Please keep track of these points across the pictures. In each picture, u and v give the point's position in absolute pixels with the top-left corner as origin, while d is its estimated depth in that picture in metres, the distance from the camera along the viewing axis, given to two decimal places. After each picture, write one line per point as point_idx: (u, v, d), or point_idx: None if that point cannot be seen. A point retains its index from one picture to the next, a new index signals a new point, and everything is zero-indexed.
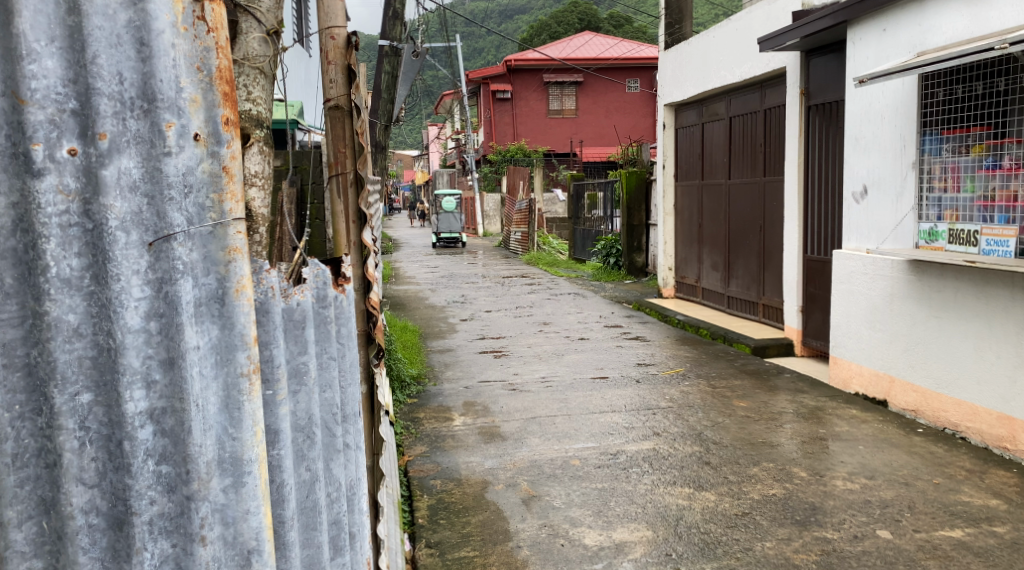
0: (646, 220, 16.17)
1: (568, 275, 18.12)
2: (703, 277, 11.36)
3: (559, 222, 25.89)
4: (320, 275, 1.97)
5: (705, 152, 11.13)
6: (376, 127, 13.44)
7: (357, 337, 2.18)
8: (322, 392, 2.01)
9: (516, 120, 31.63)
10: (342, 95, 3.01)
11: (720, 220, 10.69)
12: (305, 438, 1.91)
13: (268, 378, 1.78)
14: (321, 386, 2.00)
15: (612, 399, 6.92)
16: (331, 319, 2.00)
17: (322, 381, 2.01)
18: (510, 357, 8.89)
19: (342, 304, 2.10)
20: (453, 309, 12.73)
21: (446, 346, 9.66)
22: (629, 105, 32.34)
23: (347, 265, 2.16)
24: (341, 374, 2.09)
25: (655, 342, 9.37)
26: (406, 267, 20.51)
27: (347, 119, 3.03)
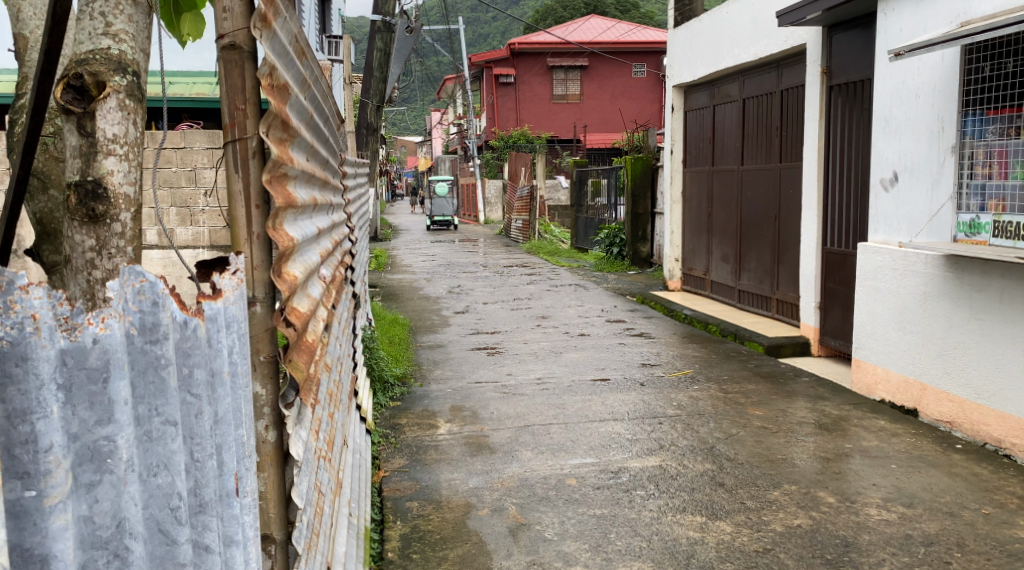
0: (652, 208, 15.51)
1: (570, 264, 17.48)
2: (712, 269, 10.71)
3: (562, 210, 25.22)
4: (147, 294, 1.45)
5: (715, 137, 10.49)
6: (369, 107, 12.86)
7: (230, 386, 1.65)
8: (152, 478, 1.48)
9: (519, 105, 30.94)
10: (241, 30, 2.23)
11: (731, 209, 10.05)
12: (111, 556, 1.40)
13: (27, 473, 1.28)
14: (149, 470, 1.47)
15: (614, 406, 6.27)
16: (166, 364, 1.47)
17: (154, 461, 1.48)
18: (505, 355, 8.24)
19: (196, 334, 1.56)
20: (447, 300, 12.07)
21: (437, 341, 9.02)
22: (635, 91, 31.63)
23: (219, 279, 1.64)
24: (199, 448, 1.55)
25: (660, 339, 8.72)
26: (401, 255, 19.84)
27: (248, 63, 2.25)
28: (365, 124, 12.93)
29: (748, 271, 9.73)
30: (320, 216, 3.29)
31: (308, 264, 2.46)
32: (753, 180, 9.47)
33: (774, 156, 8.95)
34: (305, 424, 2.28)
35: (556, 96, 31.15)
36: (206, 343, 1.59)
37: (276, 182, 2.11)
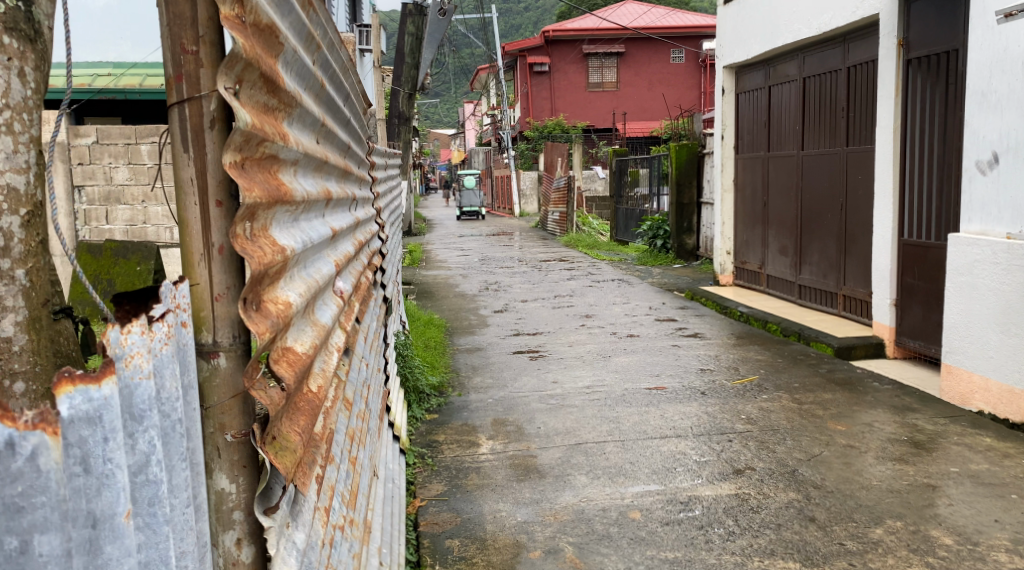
0: (698, 198, 14.83)
1: (611, 258, 16.81)
2: (768, 263, 10.04)
3: (600, 202, 24.48)
4: None
5: (772, 120, 9.78)
6: (401, 95, 12.47)
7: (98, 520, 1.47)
8: None
9: (554, 93, 30.31)
10: None
11: (791, 198, 9.36)
12: None
13: None
14: None
15: (676, 421, 5.61)
16: None
17: None
18: (549, 359, 7.61)
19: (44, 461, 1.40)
20: (485, 298, 11.46)
21: (475, 343, 8.40)
22: (673, 77, 30.87)
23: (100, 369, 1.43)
24: None
25: (716, 341, 8.03)
26: (436, 250, 19.26)
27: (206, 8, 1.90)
28: (397, 114, 12.59)
29: (809, 265, 9.02)
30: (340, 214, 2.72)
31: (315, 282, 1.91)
32: (816, 166, 8.78)
33: (838, 140, 8.25)
34: (304, 513, 1.77)
35: (592, 84, 30.45)
36: (62, 473, 1.42)
37: (254, 169, 1.56)
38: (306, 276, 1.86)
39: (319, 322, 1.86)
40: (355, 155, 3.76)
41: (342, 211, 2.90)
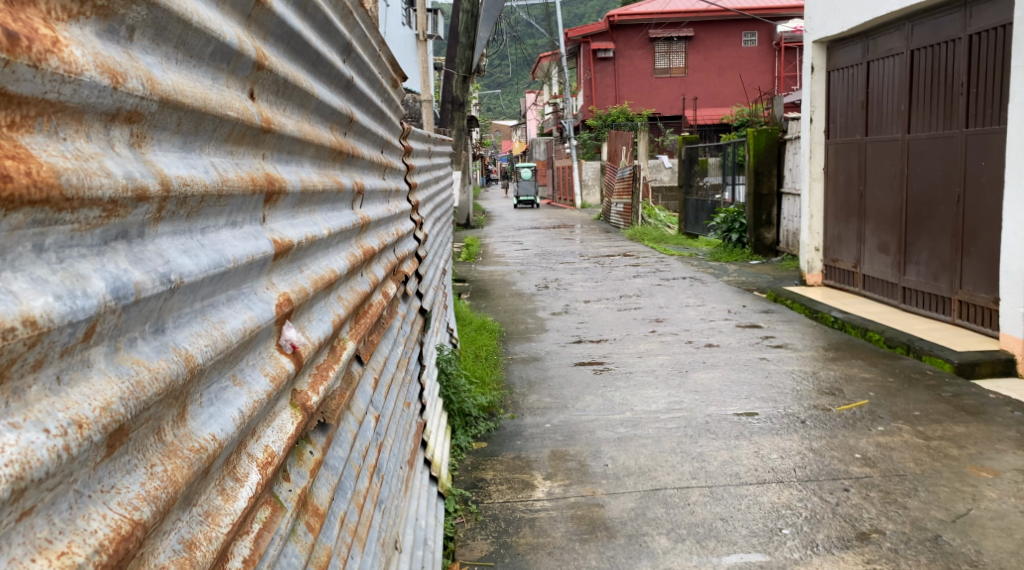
0: (778, 188, 13.99)
1: (681, 253, 15.84)
2: (864, 262, 9.28)
3: (666, 192, 23.54)
4: None
5: (872, 99, 8.98)
6: (455, 79, 11.70)
7: None
8: None
9: (618, 80, 29.50)
10: None
11: (893, 188, 8.50)
12: None
13: None
14: None
15: (774, 462, 4.61)
16: None
17: None
18: (617, 372, 6.65)
19: None
20: (544, 298, 10.53)
21: (532, 352, 7.48)
22: (744, 61, 29.79)
23: None
24: None
25: (809, 356, 6.97)
26: (494, 244, 18.38)
27: None
28: (450, 98, 11.81)
29: (910, 265, 8.14)
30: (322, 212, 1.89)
31: (160, 370, 1.08)
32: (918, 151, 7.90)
33: (941, 123, 7.38)
34: None
35: (659, 69, 29.43)
36: None
37: None
38: (126, 371, 1.02)
39: (172, 458, 1.08)
40: (374, 135, 2.94)
41: (340, 209, 2.10)
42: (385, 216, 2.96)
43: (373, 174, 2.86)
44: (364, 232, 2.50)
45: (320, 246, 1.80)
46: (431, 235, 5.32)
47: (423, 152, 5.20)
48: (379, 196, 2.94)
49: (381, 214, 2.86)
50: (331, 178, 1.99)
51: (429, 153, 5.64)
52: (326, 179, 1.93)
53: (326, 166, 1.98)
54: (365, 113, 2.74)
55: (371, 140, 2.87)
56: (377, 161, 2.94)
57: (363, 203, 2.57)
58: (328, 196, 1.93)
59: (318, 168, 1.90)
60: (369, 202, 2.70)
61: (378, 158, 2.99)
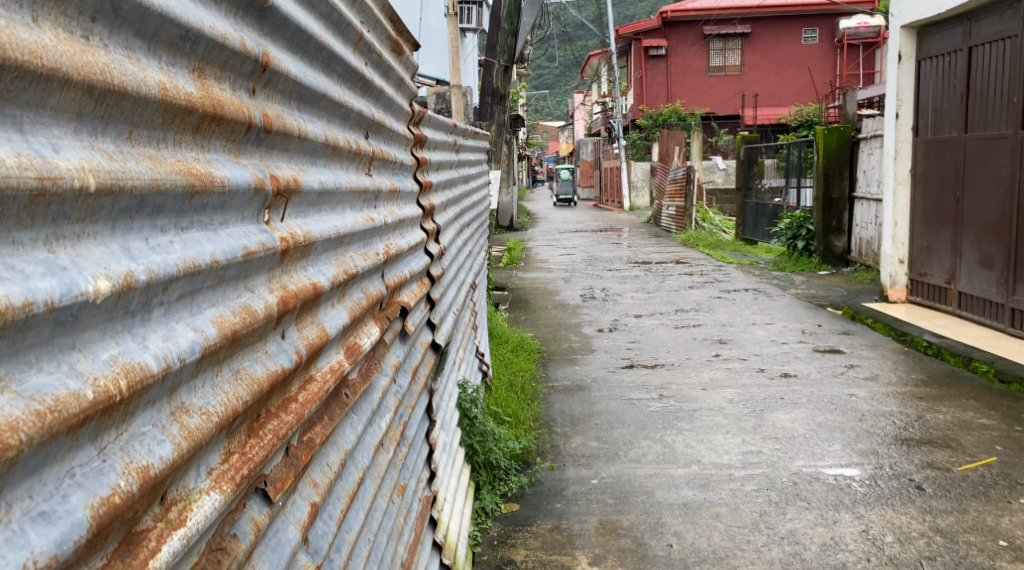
0: (849, 191, 13.09)
1: (740, 261, 14.74)
2: (958, 277, 8.49)
3: (720, 194, 22.38)
4: None
5: (972, 90, 8.31)
6: (496, 69, 10.76)
7: None
8: None
9: (670, 78, 28.45)
10: None
11: (1000, 192, 7.83)
12: None
13: None
14: None
15: (892, 550, 3.50)
16: None
17: None
18: (679, 406, 5.60)
19: None
20: (590, 310, 9.50)
21: (578, 377, 6.46)
22: (803, 59, 28.62)
23: None
24: None
25: (908, 394, 5.85)
26: (538, 248, 17.39)
27: None
28: (489, 90, 10.80)
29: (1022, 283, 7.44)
30: (54, 245, 0.92)
31: None
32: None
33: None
34: None
35: (713, 68, 28.38)
36: None
37: None
38: None
39: None
40: (344, 106, 1.91)
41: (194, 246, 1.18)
42: (359, 228, 1.93)
43: (332, 166, 1.82)
44: (297, 264, 1.52)
45: (16, 337, 0.84)
46: (455, 245, 4.31)
47: (447, 145, 4.20)
48: (349, 197, 1.92)
49: (345, 227, 1.82)
50: (117, 166, 1.02)
51: (457, 151, 4.69)
52: (85, 166, 0.96)
53: (103, 141, 1.02)
54: (315, 66, 1.73)
55: (332, 113, 1.84)
56: (344, 141, 1.90)
57: (295, 211, 1.56)
58: (89, 212, 0.98)
59: (53, 143, 0.93)
60: (318, 207, 1.68)
61: (348, 139, 1.95)
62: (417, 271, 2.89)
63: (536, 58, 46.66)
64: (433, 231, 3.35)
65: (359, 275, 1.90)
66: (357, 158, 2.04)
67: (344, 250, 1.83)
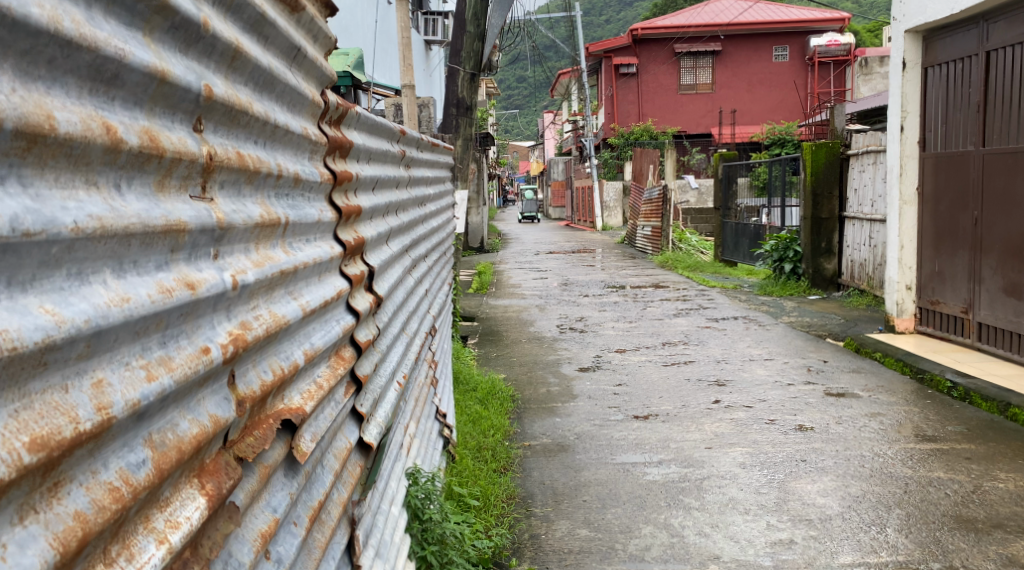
0: (839, 211, 12.28)
1: (722, 285, 13.89)
2: (979, 306, 7.70)
3: (696, 214, 21.62)
4: None
5: (990, 97, 7.49)
6: (460, 77, 9.94)
7: None
8: None
9: (641, 96, 27.78)
10: None
11: None
12: None
13: None
14: None
15: None
16: None
17: None
18: (685, 473, 4.62)
19: None
20: (568, 344, 8.53)
21: (559, 430, 5.46)
22: (775, 76, 28.13)
23: None
24: None
25: (950, 456, 5.00)
26: (508, 271, 16.42)
27: None
28: (454, 100, 9.96)
29: None
30: None
31: None
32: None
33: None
34: None
35: (684, 85, 27.81)
36: None
37: None
38: None
39: None
40: (65, 77, 1.11)
41: None
42: (126, 322, 1.13)
43: (10, 174, 1.00)
44: None
45: None
46: (405, 288, 3.26)
47: (393, 157, 3.17)
48: (95, 262, 1.12)
49: (55, 324, 1.01)
50: None
51: (407, 168, 3.64)
52: None
53: None
54: None
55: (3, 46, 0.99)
56: (72, 128, 1.09)
57: None
58: None
59: None
60: None
61: (88, 117, 1.13)
62: (325, 346, 1.86)
63: (505, 76, 45.82)
64: (362, 275, 2.30)
65: (127, 423, 1.12)
66: (136, 163, 1.23)
67: (56, 374, 1.02)
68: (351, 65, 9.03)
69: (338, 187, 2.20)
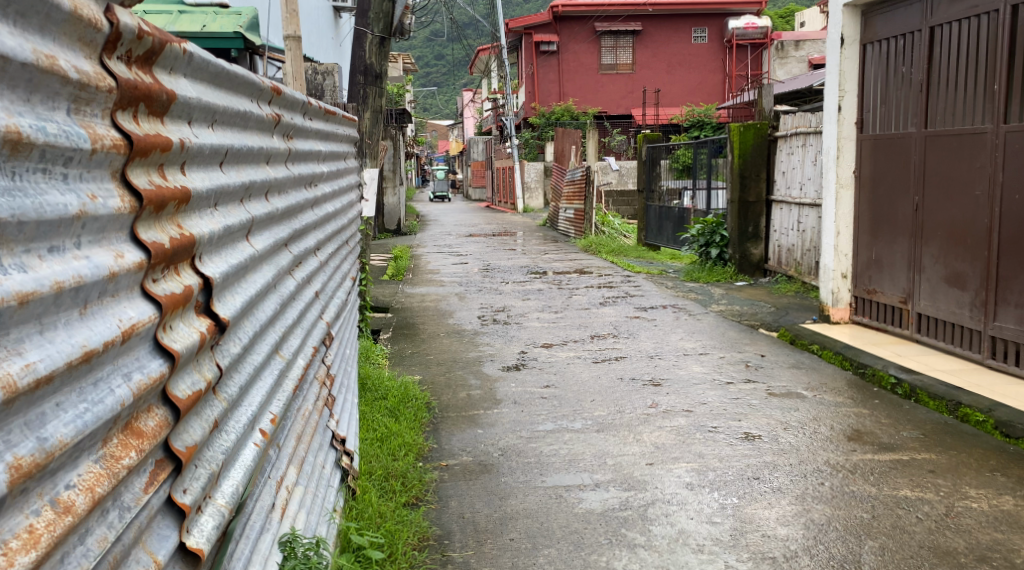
0: (766, 195, 11.89)
1: (647, 270, 13.42)
2: (919, 295, 7.33)
3: (618, 196, 21.24)
4: None
5: (934, 76, 7.09)
6: (368, 40, 9.07)
7: None
8: None
9: (561, 75, 27.21)
10: None
11: (970, 199, 6.65)
12: None
13: None
14: None
15: None
16: None
17: None
18: (622, 498, 4.00)
19: None
20: (488, 338, 7.86)
21: (480, 443, 4.79)
22: (693, 58, 27.91)
23: None
24: None
25: (898, 470, 4.63)
26: (426, 255, 15.66)
27: None
28: (362, 67, 9.06)
29: (1003, 309, 6.30)
30: None
31: None
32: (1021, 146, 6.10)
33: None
34: None
35: (605, 65, 27.35)
36: None
37: None
38: None
39: None
40: None
41: None
42: None
43: None
44: None
45: None
46: (284, 297, 2.54)
47: (259, 123, 2.45)
48: None
49: None
50: None
51: (287, 142, 2.92)
52: None
53: None
54: None
55: None
56: None
57: None
58: None
59: None
60: None
61: None
62: (69, 444, 1.26)
63: (423, 53, 44.69)
64: (184, 295, 1.66)
65: None
66: None
67: None
68: (245, 24, 8.41)
69: (136, 162, 1.56)
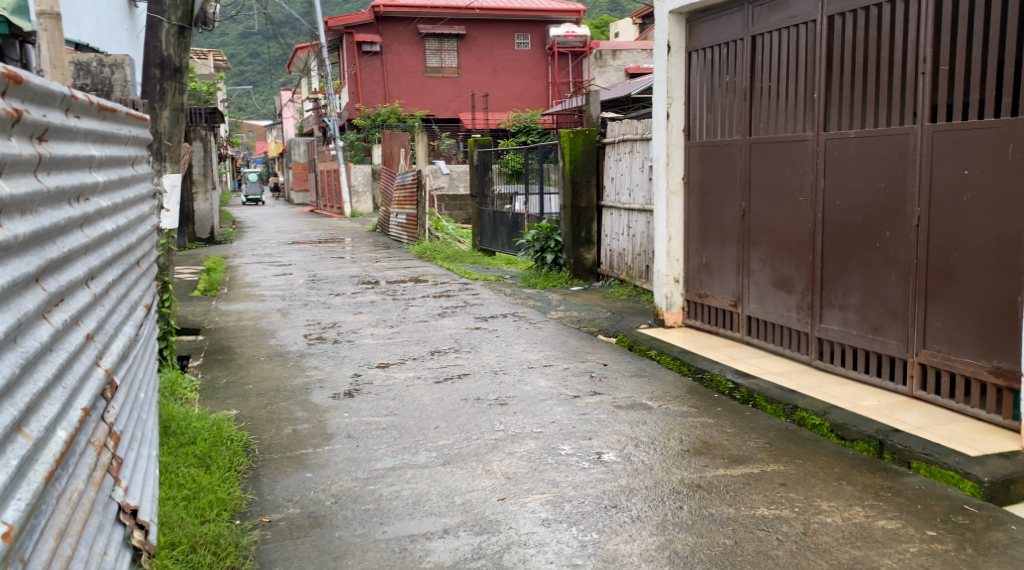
0: (597, 200, 11.84)
1: (483, 277, 13.11)
2: (748, 298, 7.35)
3: (450, 200, 20.77)
4: None
5: (756, 84, 7.14)
6: (164, 29, 8.22)
7: None
8: None
9: (386, 77, 26.59)
10: None
11: (793, 204, 6.70)
12: None
13: None
14: None
15: None
16: None
17: None
18: (468, 545, 3.58)
19: None
20: (317, 360, 7.24)
21: (310, 488, 4.23)
22: (517, 63, 28.01)
23: None
24: None
25: (752, 487, 4.46)
26: (247, 266, 14.69)
27: None
28: (158, 59, 8.19)
29: (829, 311, 6.36)
30: None
31: None
32: (840, 154, 6.17)
33: (895, 113, 5.69)
34: None
35: (430, 68, 26.96)
36: None
37: None
38: None
39: None
40: None
41: None
42: None
43: None
44: None
45: None
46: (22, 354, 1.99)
47: None
48: None
49: None
50: None
51: (34, 145, 2.32)
52: None
53: None
54: None
55: None
56: None
57: None
58: None
59: None
60: None
61: None
62: None
63: (240, 52, 42.71)
64: None
65: None
66: None
67: None
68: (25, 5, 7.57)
69: None
